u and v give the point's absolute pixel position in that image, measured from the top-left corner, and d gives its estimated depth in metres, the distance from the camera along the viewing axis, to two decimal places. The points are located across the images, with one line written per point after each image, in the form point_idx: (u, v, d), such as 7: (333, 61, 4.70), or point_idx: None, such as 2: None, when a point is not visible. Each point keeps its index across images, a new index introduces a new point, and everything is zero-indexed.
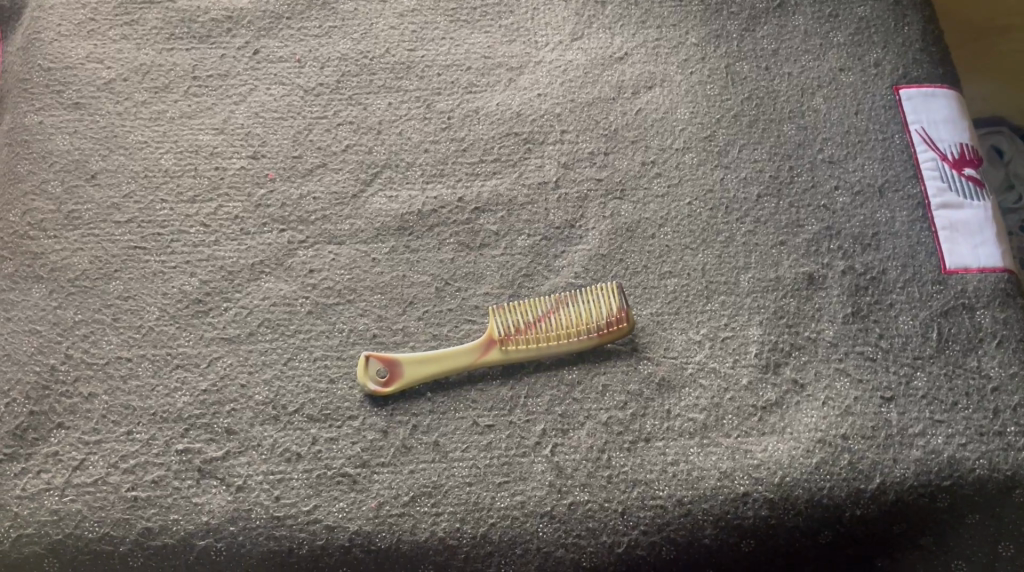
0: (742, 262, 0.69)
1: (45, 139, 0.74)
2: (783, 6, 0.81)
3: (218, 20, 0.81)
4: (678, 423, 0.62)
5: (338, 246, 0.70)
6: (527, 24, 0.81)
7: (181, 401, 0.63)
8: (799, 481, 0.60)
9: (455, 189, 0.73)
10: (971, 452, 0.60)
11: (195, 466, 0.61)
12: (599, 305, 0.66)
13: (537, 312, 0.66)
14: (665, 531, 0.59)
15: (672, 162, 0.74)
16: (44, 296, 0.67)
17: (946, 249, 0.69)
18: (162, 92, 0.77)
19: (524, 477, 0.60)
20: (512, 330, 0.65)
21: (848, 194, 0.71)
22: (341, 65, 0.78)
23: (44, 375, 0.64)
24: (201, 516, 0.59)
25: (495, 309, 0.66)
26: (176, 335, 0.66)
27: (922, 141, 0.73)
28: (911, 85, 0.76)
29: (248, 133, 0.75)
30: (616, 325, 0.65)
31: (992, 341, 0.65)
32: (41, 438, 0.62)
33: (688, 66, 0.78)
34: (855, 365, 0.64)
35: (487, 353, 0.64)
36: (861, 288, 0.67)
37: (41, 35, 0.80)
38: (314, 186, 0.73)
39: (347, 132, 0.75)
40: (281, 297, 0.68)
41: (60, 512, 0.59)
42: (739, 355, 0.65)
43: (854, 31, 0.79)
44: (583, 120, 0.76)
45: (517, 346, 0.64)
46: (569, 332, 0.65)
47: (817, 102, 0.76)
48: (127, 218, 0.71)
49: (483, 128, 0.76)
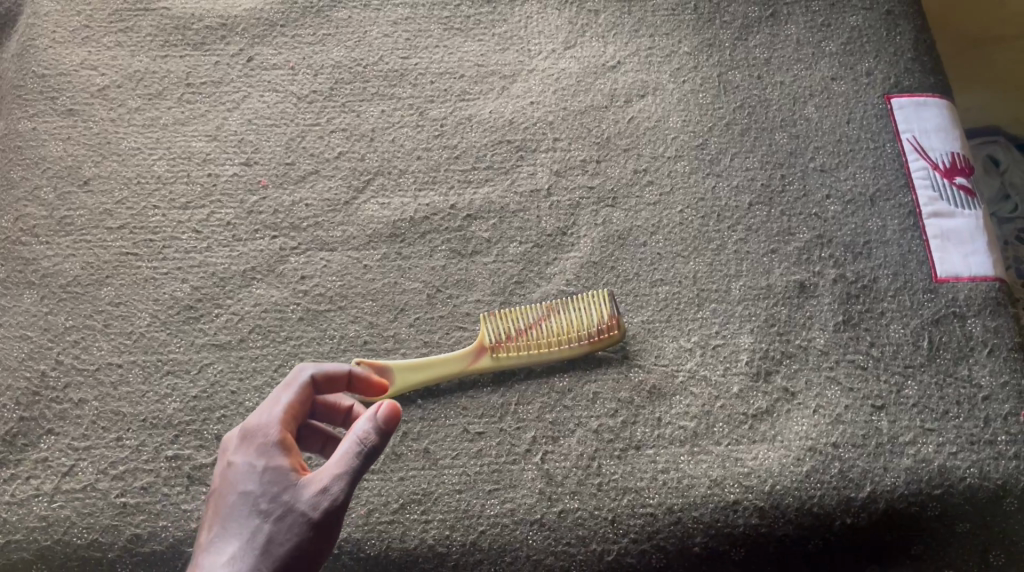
0: (734, 269, 0.69)
1: (37, 146, 0.74)
2: (776, 15, 0.81)
3: (212, 27, 0.81)
4: (669, 431, 0.62)
5: (330, 252, 0.70)
6: (520, 32, 0.81)
7: (171, 407, 0.63)
8: (790, 490, 0.59)
9: (447, 197, 0.73)
10: (961, 461, 0.60)
11: (185, 472, 0.61)
12: (590, 313, 0.66)
13: (528, 319, 0.66)
14: (655, 539, 0.59)
15: (664, 170, 0.74)
16: (36, 301, 0.67)
17: (937, 257, 0.69)
18: (155, 98, 0.77)
19: (515, 484, 0.60)
20: (503, 337, 0.65)
21: (840, 203, 0.72)
22: (334, 73, 0.79)
23: (35, 381, 0.64)
24: (190, 523, 0.59)
25: (488, 315, 0.66)
26: (168, 341, 0.66)
27: (914, 150, 0.73)
28: (902, 94, 0.76)
29: (241, 140, 0.75)
30: (607, 332, 0.65)
31: (983, 349, 0.65)
32: (31, 445, 0.62)
33: (680, 75, 0.78)
34: (847, 373, 0.64)
35: (480, 360, 0.64)
36: (853, 296, 0.67)
37: (36, 42, 0.80)
38: (306, 193, 0.73)
39: (341, 139, 0.75)
40: (272, 303, 0.68)
41: (49, 518, 0.59)
42: (730, 363, 0.65)
43: (846, 40, 0.79)
44: (575, 127, 0.76)
45: (509, 353, 0.64)
46: (559, 340, 0.65)
47: (808, 110, 0.76)
48: (119, 225, 0.71)
49: (475, 136, 0.76)
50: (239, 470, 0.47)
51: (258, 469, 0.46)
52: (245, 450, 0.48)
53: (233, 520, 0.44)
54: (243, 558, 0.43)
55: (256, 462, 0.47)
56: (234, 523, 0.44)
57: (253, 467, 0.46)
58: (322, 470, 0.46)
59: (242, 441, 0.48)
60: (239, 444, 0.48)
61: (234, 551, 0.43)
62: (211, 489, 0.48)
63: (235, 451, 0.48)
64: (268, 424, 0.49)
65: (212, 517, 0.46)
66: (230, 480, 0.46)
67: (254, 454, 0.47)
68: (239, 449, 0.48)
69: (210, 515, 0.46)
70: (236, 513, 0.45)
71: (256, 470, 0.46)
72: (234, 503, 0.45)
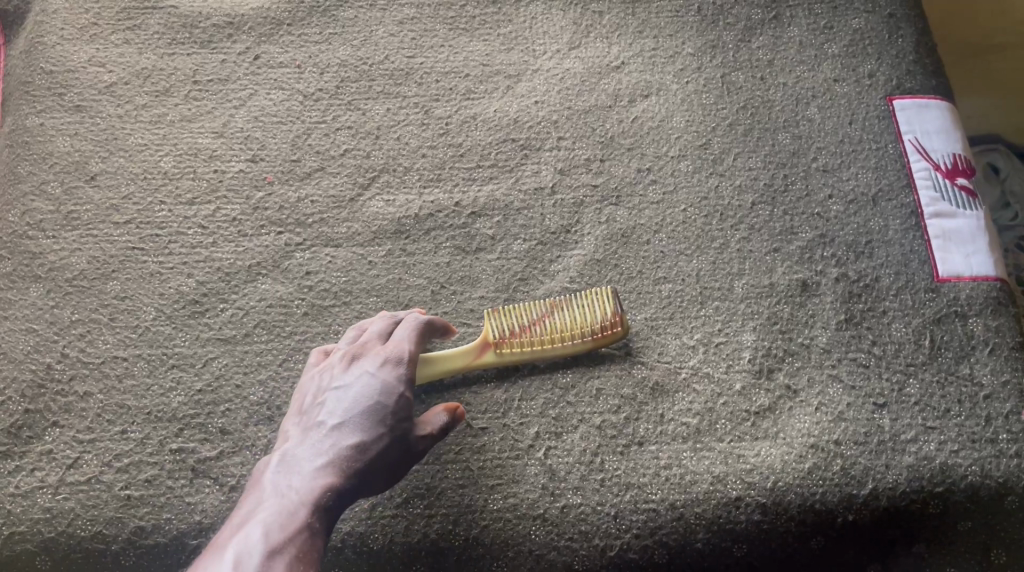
0: (736, 268, 0.69)
1: (45, 141, 0.75)
2: (779, 18, 0.82)
3: (219, 26, 0.81)
4: (672, 427, 0.63)
5: (335, 248, 0.71)
6: (525, 33, 0.82)
7: (176, 401, 0.63)
8: (792, 486, 0.60)
9: (452, 194, 0.73)
10: (963, 459, 0.60)
11: (189, 465, 0.61)
12: (594, 310, 0.66)
13: (532, 315, 0.66)
14: (658, 535, 0.59)
15: (667, 169, 0.74)
16: (42, 295, 0.67)
17: (938, 256, 0.69)
18: (163, 96, 0.78)
19: (518, 479, 0.61)
20: (507, 333, 0.65)
21: (842, 202, 0.72)
22: (340, 71, 0.79)
23: (40, 373, 0.64)
24: (194, 515, 0.59)
25: (492, 312, 0.66)
26: (173, 335, 0.66)
27: (916, 151, 0.74)
28: (905, 95, 0.77)
29: (247, 136, 0.76)
30: (610, 329, 0.65)
31: (985, 348, 0.65)
32: (36, 437, 0.62)
33: (684, 76, 0.79)
34: (849, 371, 0.64)
35: (485, 354, 0.64)
36: (855, 295, 0.68)
37: (44, 39, 0.81)
38: (312, 189, 0.73)
39: (346, 137, 0.76)
40: (277, 298, 0.68)
41: (53, 510, 0.59)
42: (732, 361, 0.65)
43: (848, 43, 0.80)
44: (579, 127, 0.77)
45: (513, 349, 0.64)
46: (563, 336, 0.65)
47: (811, 112, 0.77)
48: (126, 220, 0.71)
49: (480, 134, 0.76)
50: (376, 381, 0.55)
51: (394, 392, 0.55)
52: (383, 367, 0.57)
53: (359, 418, 0.53)
54: (358, 455, 0.52)
55: (394, 385, 0.56)
56: (359, 422, 0.53)
57: (390, 388, 0.55)
58: (424, 422, 0.57)
59: (383, 360, 0.57)
60: (377, 361, 0.57)
61: (356, 443, 0.52)
62: (336, 382, 0.56)
63: (373, 363, 0.57)
64: (402, 355, 0.58)
65: (335, 405, 0.54)
66: (367, 385, 0.55)
67: (394, 377, 0.56)
68: (378, 365, 0.56)
69: (332, 402, 0.55)
70: (364, 415, 0.53)
71: (389, 392, 0.55)
72: (365, 408, 0.54)
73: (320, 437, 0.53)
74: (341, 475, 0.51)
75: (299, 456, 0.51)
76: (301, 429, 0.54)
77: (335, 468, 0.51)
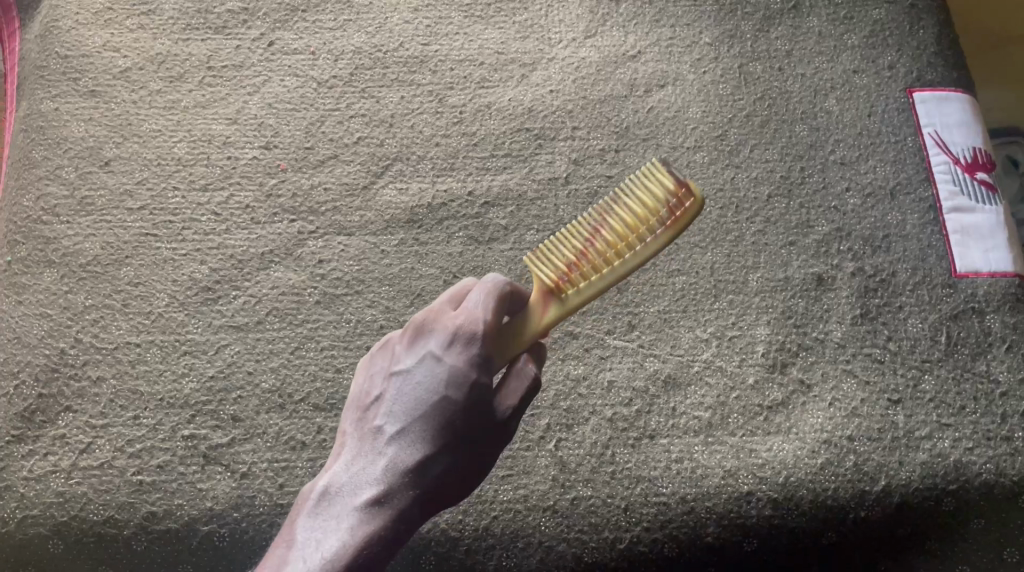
0: (751, 261, 0.69)
1: (60, 126, 0.75)
2: (798, 7, 0.80)
3: (234, 12, 0.81)
4: (683, 421, 0.62)
5: (348, 237, 0.71)
6: (541, 21, 0.81)
7: (188, 387, 0.64)
8: (804, 481, 0.59)
9: (465, 183, 0.73)
10: (978, 456, 0.60)
11: (201, 452, 0.61)
12: (647, 198, 0.50)
13: (582, 239, 0.51)
14: (668, 528, 0.58)
15: (683, 160, 0.74)
16: (56, 280, 0.68)
17: (956, 252, 0.68)
18: (177, 81, 0.77)
19: (528, 471, 0.61)
20: (564, 270, 0.50)
21: (859, 196, 0.71)
22: (355, 58, 0.79)
23: (53, 358, 0.64)
24: (205, 502, 0.59)
25: (534, 257, 0.52)
26: (185, 322, 0.66)
27: (935, 144, 0.73)
28: (924, 88, 0.75)
29: (261, 123, 0.76)
30: (677, 207, 0.48)
31: (1001, 345, 0.64)
32: (49, 421, 0.62)
33: (701, 66, 0.78)
34: (863, 367, 0.64)
35: (550, 306, 0.50)
36: (871, 290, 0.67)
37: (59, 23, 0.80)
38: (326, 177, 0.73)
39: (360, 125, 0.76)
40: (290, 286, 0.68)
41: (66, 494, 0.59)
42: (745, 354, 0.65)
43: (868, 33, 0.78)
44: (594, 117, 0.76)
45: (579, 284, 0.49)
46: (626, 244, 0.49)
47: (829, 103, 0.76)
48: (140, 206, 0.71)
49: (494, 123, 0.76)
50: (444, 372, 0.48)
51: (462, 383, 0.48)
52: (455, 352, 0.49)
53: (426, 421, 0.48)
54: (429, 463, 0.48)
55: (465, 376, 0.48)
56: (426, 425, 0.48)
57: (459, 380, 0.48)
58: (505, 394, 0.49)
59: (452, 343, 0.49)
60: (443, 343, 0.49)
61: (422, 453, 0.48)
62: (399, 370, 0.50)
63: (444, 347, 0.49)
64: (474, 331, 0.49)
65: (395, 402, 0.49)
66: (434, 378, 0.48)
67: (464, 367, 0.48)
68: (444, 347, 0.49)
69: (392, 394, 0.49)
70: (429, 418, 0.48)
71: (459, 380, 0.48)
72: (432, 409, 0.48)
73: (377, 447, 0.48)
74: (406, 486, 0.47)
75: (360, 464, 0.48)
76: (363, 427, 0.49)
77: (399, 479, 0.47)
